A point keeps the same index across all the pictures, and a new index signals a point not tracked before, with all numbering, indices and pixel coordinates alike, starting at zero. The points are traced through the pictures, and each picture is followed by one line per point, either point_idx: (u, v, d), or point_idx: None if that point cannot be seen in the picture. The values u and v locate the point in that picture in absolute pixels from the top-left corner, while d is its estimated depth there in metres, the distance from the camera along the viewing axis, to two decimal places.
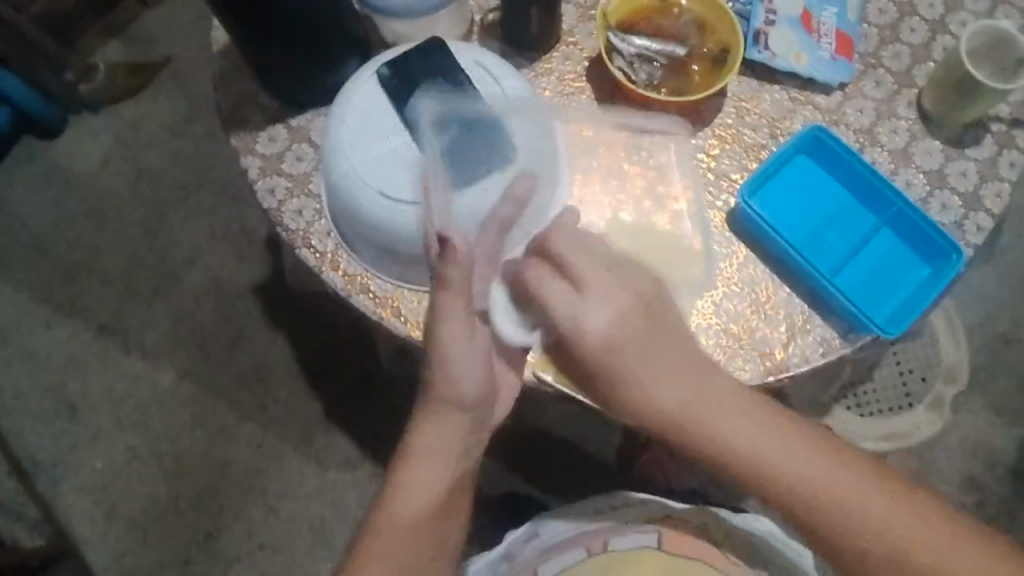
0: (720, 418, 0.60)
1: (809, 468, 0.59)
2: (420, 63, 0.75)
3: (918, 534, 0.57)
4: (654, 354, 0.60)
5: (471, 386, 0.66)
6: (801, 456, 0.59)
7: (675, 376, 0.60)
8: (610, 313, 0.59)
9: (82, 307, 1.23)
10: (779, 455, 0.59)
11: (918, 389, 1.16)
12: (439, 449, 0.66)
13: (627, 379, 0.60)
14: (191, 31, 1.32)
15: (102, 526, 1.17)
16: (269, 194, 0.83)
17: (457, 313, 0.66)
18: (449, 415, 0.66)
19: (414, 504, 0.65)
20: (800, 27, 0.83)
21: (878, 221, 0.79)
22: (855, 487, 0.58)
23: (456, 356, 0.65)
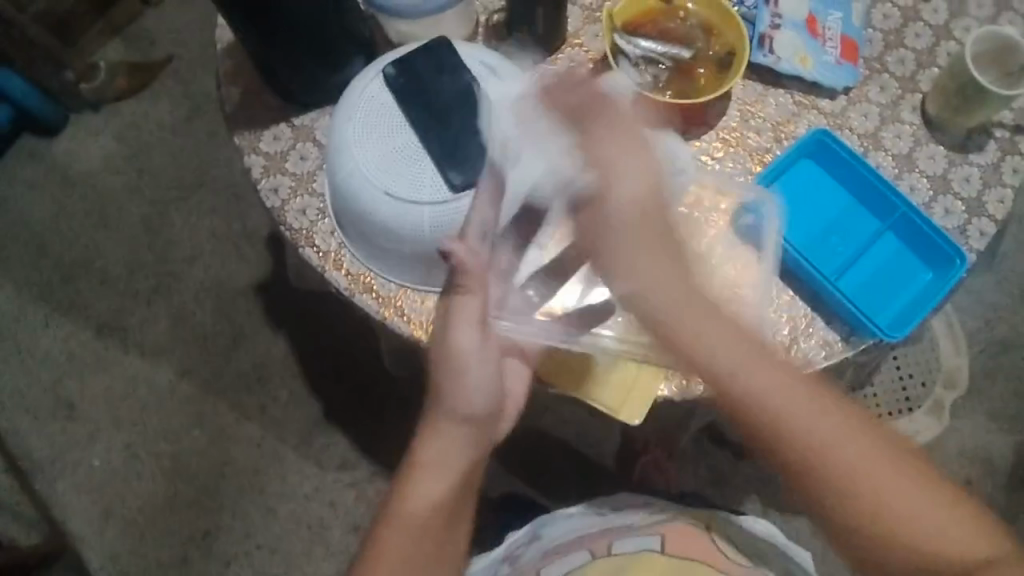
0: (703, 325, 0.62)
1: (780, 392, 0.60)
2: (425, 62, 0.75)
3: (869, 467, 0.58)
4: (644, 251, 0.63)
5: (480, 396, 0.69)
6: (773, 375, 0.60)
7: (670, 277, 0.63)
8: (629, 189, 0.64)
9: (82, 305, 1.23)
10: (758, 380, 0.60)
11: (917, 394, 1.17)
12: (445, 464, 0.69)
13: (628, 253, 0.63)
14: (193, 30, 1.31)
15: (100, 525, 1.16)
16: (272, 193, 0.83)
17: (470, 322, 0.69)
18: (453, 429, 0.69)
19: (419, 509, 0.68)
20: (806, 31, 0.83)
21: (882, 226, 0.79)
22: (819, 416, 0.59)
23: (466, 370, 0.69)
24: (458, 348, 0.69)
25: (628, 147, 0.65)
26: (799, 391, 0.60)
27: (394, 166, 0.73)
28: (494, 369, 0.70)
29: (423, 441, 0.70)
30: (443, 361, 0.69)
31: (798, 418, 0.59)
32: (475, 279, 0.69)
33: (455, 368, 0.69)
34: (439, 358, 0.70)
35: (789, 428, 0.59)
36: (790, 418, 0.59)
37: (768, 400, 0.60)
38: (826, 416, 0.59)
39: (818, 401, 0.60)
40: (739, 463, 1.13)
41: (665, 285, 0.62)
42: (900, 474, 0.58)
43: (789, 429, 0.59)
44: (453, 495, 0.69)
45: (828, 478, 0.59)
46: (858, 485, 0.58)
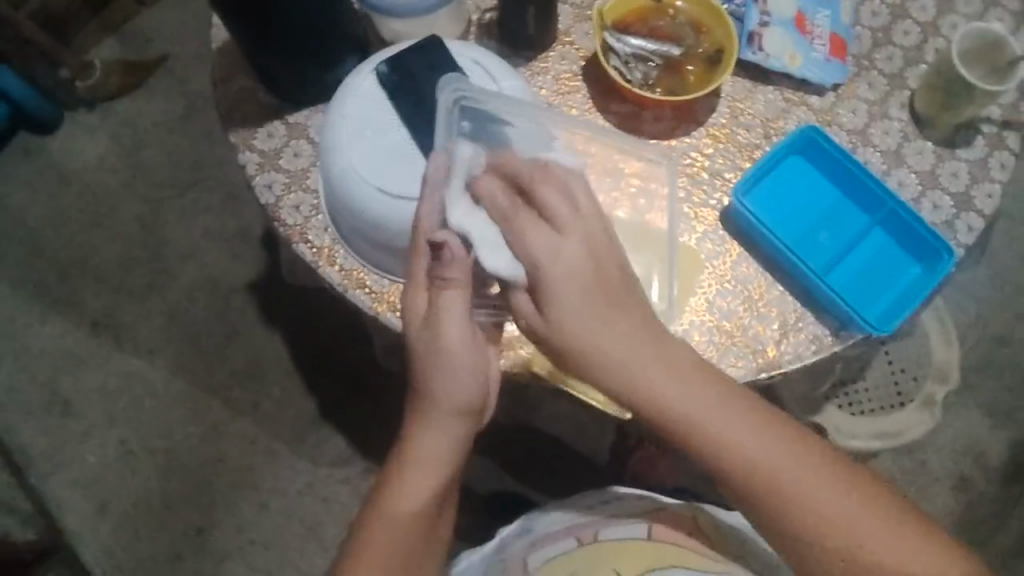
0: (631, 357, 0.59)
1: (710, 412, 0.59)
2: (417, 60, 0.76)
3: (796, 483, 0.58)
4: (588, 309, 0.59)
5: (464, 392, 0.63)
6: (699, 401, 0.59)
7: (617, 328, 0.59)
8: (576, 257, 0.58)
9: (76, 302, 1.24)
10: (683, 404, 0.59)
11: (909, 389, 1.14)
12: (434, 459, 0.64)
13: (566, 315, 0.58)
14: (188, 30, 1.32)
15: (93, 520, 1.17)
16: (267, 190, 0.84)
17: (459, 316, 0.62)
18: (441, 421, 0.64)
19: (411, 510, 0.64)
20: (794, 29, 0.84)
21: (870, 220, 0.80)
22: (751, 435, 0.59)
23: (450, 366, 0.62)
24: (447, 348, 0.62)
25: (571, 206, 0.59)
26: (729, 407, 0.59)
27: (392, 168, 0.74)
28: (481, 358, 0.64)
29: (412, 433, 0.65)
30: (429, 362, 0.63)
31: (729, 433, 0.59)
32: (463, 268, 0.62)
33: (444, 367, 0.62)
34: (424, 355, 0.63)
35: (722, 444, 0.59)
36: (718, 433, 0.59)
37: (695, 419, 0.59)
38: (759, 423, 0.59)
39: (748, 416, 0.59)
40: None
41: (608, 336, 0.59)
42: (828, 487, 0.58)
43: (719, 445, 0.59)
44: (443, 487, 0.65)
45: (759, 488, 0.59)
46: (783, 491, 0.58)
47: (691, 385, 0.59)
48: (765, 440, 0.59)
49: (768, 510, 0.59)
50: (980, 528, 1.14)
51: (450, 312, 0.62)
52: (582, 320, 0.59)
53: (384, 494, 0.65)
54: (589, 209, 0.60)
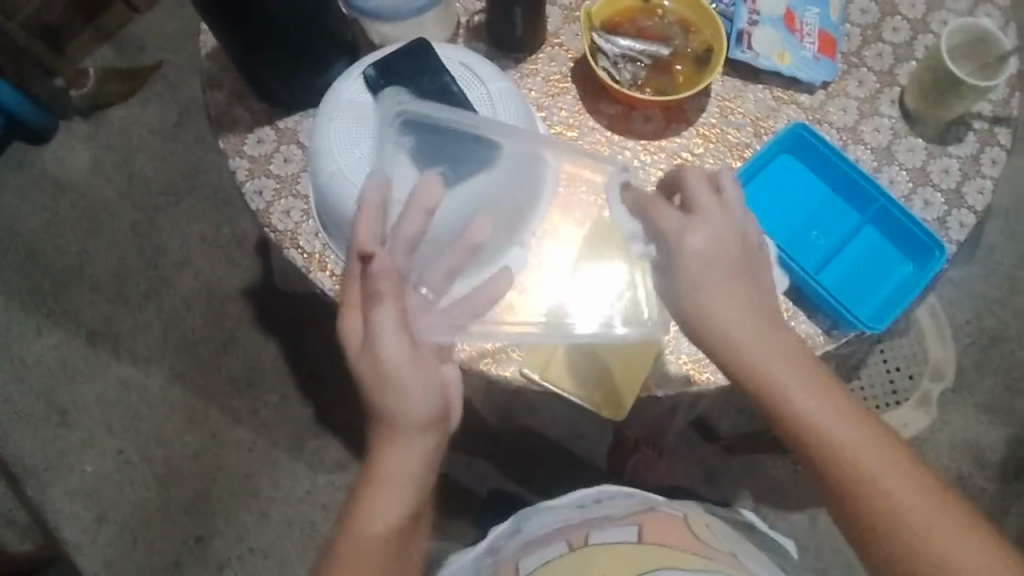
0: (749, 329, 0.62)
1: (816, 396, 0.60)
2: (404, 62, 0.75)
3: (898, 482, 0.57)
4: (711, 277, 0.63)
5: (415, 404, 0.62)
6: (805, 382, 0.61)
7: (738, 300, 0.62)
8: (702, 236, 0.63)
9: (73, 313, 1.24)
10: (790, 381, 0.61)
11: (904, 386, 1.17)
12: (400, 481, 0.64)
13: (688, 283, 0.63)
14: (181, 38, 1.32)
15: (92, 531, 1.17)
16: (257, 196, 0.84)
17: (394, 331, 0.61)
18: (402, 438, 0.63)
19: (379, 530, 0.63)
20: (783, 27, 0.83)
21: (862, 218, 0.80)
22: (854, 427, 0.59)
23: (396, 384, 0.61)
24: (390, 370, 0.61)
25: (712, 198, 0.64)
26: (835, 398, 0.60)
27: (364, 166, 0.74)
28: (432, 371, 0.63)
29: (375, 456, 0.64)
30: (379, 387, 0.62)
31: (831, 419, 0.59)
32: (391, 281, 0.61)
33: (397, 391, 0.61)
34: (371, 378, 0.62)
35: (824, 428, 0.59)
36: (821, 417, 0.59)
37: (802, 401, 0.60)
38: (861, 422, 0.59)
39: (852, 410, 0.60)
40: (729, 460, 1.14)
41: (729, 303, 0.62)
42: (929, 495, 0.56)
43: (820, 427, 0.59)
44: (411, 509, 0.65)
45: (858, 481, 0.58)
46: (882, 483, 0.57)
47: (799, 366, 0.61)
48: (857, 436, 0.59)
49: (866, 506, 0.57)
50: None
51: (382, 324, 0.60)
52: (699, 283, 0.63)
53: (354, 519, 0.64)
54: (732, 198, 0.65)
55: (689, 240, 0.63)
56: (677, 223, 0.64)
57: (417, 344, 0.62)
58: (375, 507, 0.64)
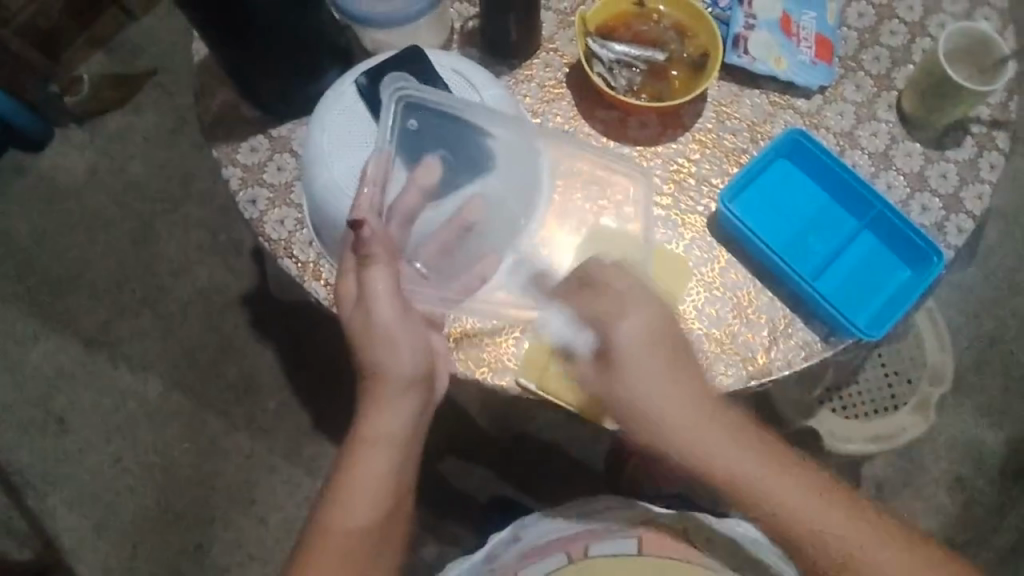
0: (689, 424, 0.69)
1: (762, 466, 0.68)
2: (395, 71, 0.75)
3: (861, 537, 0.67)
4: (648, 381, 0.68)
5: (404, 362, 0.66)
6: (758, 465, 0.68)
7: (674, 395, 0.69)
8: (632, 328, 0.69)
9: (69, 320, 1.23)
10: (743, 466, 0.68)
11: (903, 392, 1.13)
12: (385, 435, 0.67)
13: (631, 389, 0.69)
14: (175, 43, 1.31)
15: (90, 539, 1.16)
16: (251, 205, 0.84)
17: (385, 295, 0.65)
18: (385, 393, 0.67)
19: (363, 491, 0.66)
20: (779, 31, 0.83)
21: (859, 224, 0.79)
22: (800, 490, 0.68)
23: (382, 338, 0.65)
24: (379, 326, 0.65)
25: (634, 288, 0.71)
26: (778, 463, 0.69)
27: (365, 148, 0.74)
28: (416, 332, 0.67)
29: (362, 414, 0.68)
30: (366, 345, 0.66)
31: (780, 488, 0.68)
32: (382, 244, 0.65)
33: (383, 347, 0.66)
34: (357, 336, 0.66)
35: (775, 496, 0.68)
36: (772, 487, 0.68)
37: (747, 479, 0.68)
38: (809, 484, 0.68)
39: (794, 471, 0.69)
40: None
41: (671, 406, 0.69)
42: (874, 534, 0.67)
43: (770, 497, 0.68)
44: (398, 464, 0.68)
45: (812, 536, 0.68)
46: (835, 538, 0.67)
47: (749, 449, 0.69)
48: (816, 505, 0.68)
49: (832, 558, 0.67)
50: (981, 528, 1.13)
51: (376, 287, 0.65)
52: (640, 378, 0.68)
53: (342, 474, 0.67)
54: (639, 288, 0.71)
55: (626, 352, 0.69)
56: (616, 311, 0.69)
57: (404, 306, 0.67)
58: (360, 467, 0.66)
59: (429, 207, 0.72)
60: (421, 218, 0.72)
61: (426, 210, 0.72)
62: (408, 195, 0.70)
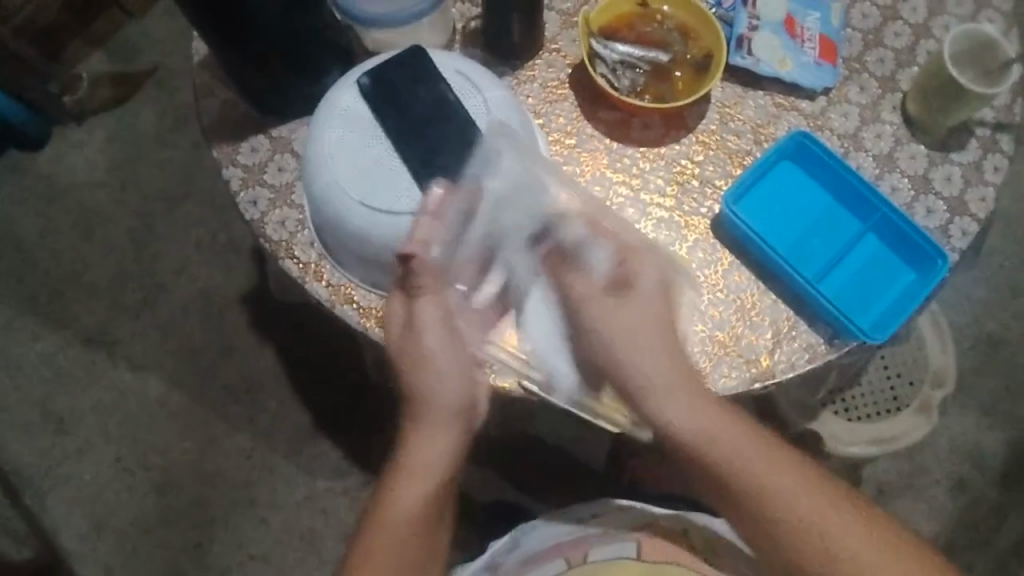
0: (678, 399, 0.69)
1: (750, 451, 0.68)
2: (398, 71, 0.74)
3: (839, 526, 0.66)
4: (640, 351, 0.70)
5: (448, 389, 0.71)
6: (743, 439, 0.68)
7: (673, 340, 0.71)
8: (655, 270, 0.74)
9: (68, 319, 1.23)
10: (731, 432, 0.68)
11: (905, 394, 1.11)
12: (423, 465, 0.70)
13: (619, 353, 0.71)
14: (175, 41, 1.31)
15: (90, 539, 1.16)
16: (251, 206, 0.83)
17: (434, 324, 0.72)
18: (432, 420, 0.71)
19: (401, 517, 0.68)
20: (783, 32, 0.82)
21: (864, 226, 0.79)
22: (785, 482, 0.67)
23: (433, 369, 0.71)
24: (426, 353, 0.71)
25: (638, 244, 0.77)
26: (766, 453, 0.68)
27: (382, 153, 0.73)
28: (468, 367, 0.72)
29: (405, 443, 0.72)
30: (422, 380, 0.71)
31: (765, 478, 0.67)
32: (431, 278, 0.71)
33: (436, 378, 0.71)
34: (410, 362, 0.72)
35: (760, 485, 0.67)
36: (756, 476, 0.67)
37: (736, 463, 0.67)
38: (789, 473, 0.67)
39: (781, 463, 0.67)
40: None
41: (667, 376, 0.70)
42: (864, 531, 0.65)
43: (753, 487, 0.67)
44: (430, 500, 0.70)
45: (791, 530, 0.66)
46: (816, 532, 0.65)
47: (736, 423, 0.69)
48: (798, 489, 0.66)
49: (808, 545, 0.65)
50: (983, 529, 1.13)
51: (423, 312, 0.72)
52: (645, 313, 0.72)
53: (379, 504, 0.69)
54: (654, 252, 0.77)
55: (621, 310, 0.72)
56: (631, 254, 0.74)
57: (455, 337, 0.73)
58: (398, 494, 0.69)
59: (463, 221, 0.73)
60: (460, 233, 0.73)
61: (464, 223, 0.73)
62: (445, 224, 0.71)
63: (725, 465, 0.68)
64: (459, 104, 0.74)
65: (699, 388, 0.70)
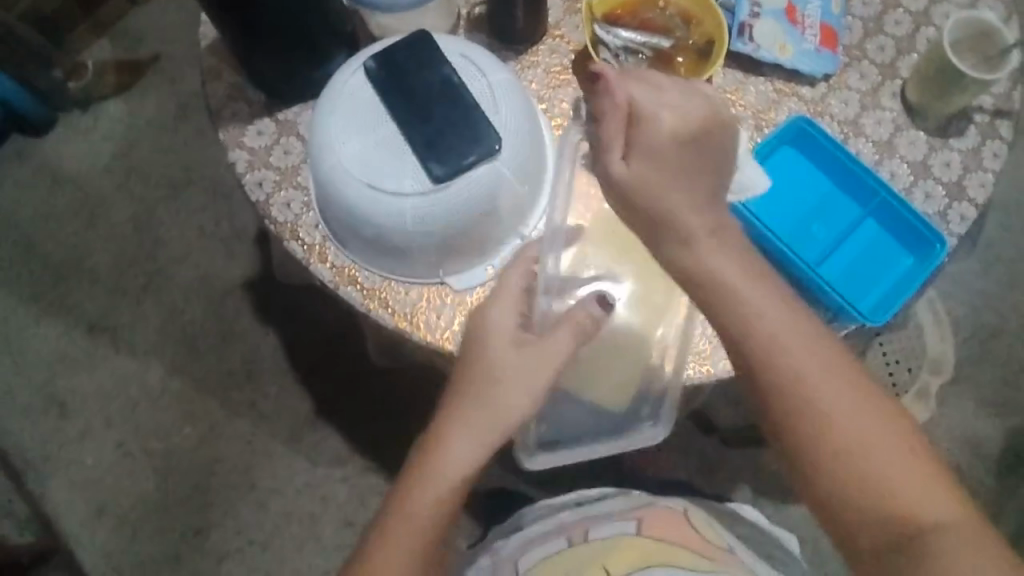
0: (743, 285, 0.57)
1: (817, 360, 0.56)
2: (404, 53, 0.75)
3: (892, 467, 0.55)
4: (700, 236, 0.57)
5: (512, 397, 0.65)
6: (807, 344, 0.56)
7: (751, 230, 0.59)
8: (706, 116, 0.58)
9: (71, 305, 1.23)
10: (790, 337, 0.56)
11: (903, 379, 1.17)
12: (451, 476, 0.65)
13: (679, 242, 0.58)
14: (179, 29, 1.31)
15: (92, 523, 1.17)
16: (257, 188, 0.84)
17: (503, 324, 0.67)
18: (470, 417, 0.65)
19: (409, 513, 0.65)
20: (784, 19, 0.83)
21: (863, 211, 0.80)
22: (844, 394, 0.56)
23: (488, 359, 0.66)
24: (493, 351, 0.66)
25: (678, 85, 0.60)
26: (832, 359, 0.56)
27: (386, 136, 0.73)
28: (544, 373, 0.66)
29: (437, 439, 0.66)
30: (477, 377, 0.66)
31: (821, 381, 0.56)
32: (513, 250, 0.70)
33: (496, 388, 0.65)
34: (469, 351, 0.67)
35: (811, 397, 0.55)
36: (809, 378, 0.56)
37: (794, 363, 0.56)
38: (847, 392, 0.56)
39: (844, 371, 0.56)
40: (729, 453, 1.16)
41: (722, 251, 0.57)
42: (914, 463, 0.55)
43: (802, 391, 0.56)
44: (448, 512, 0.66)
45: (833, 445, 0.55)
46: (860, 463, 0.55)
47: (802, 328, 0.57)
48: (855, 416, 0.55)
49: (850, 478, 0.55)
50: None
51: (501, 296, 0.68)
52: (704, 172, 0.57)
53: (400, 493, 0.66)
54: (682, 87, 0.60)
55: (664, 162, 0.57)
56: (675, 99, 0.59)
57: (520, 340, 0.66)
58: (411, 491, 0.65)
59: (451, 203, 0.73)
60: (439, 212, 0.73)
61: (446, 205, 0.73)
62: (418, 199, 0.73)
63: (777, 359, 0.56)
64: (465, 89, 0.74)
65: (767, 278, 0.58)
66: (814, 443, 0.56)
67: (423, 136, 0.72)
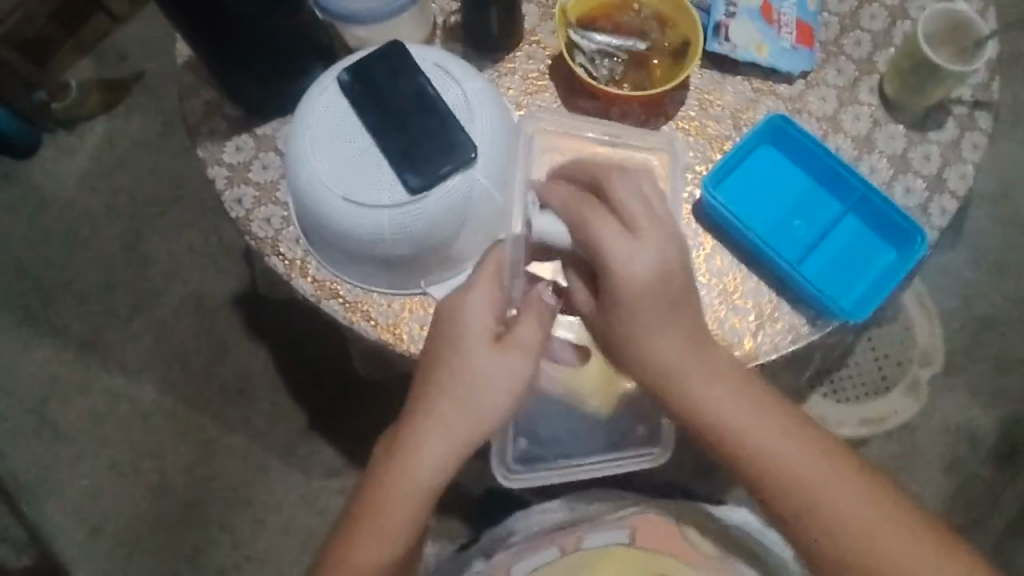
0: (727, 394, 0.65)
1: (760, 427, 0.65)
2: (377, 65, 0.74)
3: (845, 500, 0.64)
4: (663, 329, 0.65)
5: (492, 386, 0.63)
6: (738, 402, 0.66)
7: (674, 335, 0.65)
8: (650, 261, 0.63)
9: (62, 325, 1.23)
10: (720, 401, 0.65)
11: (894, 374, 1.16)
12: (418, 480, 0.63)
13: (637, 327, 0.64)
14: (161, 46, 1.31)
15: (89, 544, 1.17)
16: (236, 204, 0.84)
17: (476, 320, 0.64)
18: (448, 417, 0.63)
19: (387, 533, 0.64)
20: (761, 18, 0.82)
21: (843, 207, 0.80)
22: (851, 500, 0.64)
23: (455, 356, 0.64)
24: (460, 338, 0.64)
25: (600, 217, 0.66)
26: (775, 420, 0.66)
27: (363, 148, 0.73)
28: (521, 373, 0.64)
29: (402, 443, 0.64)
30: (453, 376, 0.63)
31: (827, 489, 0.64)
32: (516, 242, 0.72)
33: (475, 389, 0.63)
34: (444, 347, 0.64)
35: (761, 448, 0.65)
36: (823, 491, 0.64)
37: (774, 452, 0.65)
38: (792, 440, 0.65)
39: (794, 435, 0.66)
40: None
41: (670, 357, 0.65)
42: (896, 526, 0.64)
43: (771, 466, 0.65)
44: (425, 507, 0.65)
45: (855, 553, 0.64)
46: (814, 501, 0.64)
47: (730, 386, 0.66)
48: (803, 458, 0.65)
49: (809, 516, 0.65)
50: (977, 510, 1.13)
51: (474, 289, 0.65)
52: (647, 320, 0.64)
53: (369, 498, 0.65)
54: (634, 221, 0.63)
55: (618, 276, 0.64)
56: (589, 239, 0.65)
57: (501, 343, 0.64)
58: (379, 505, 0.64)
59: (432, 213, 0.73)
60: (422, 224, 0.73)
61: (426, 216, 0.73)
62: (405, 212, 0.72)
63: (752, 453, 0.65)
64: (440, 100, 0.73)
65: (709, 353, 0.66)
66: (773, 486, 0.65)
67: (400, 149, 0.72)
